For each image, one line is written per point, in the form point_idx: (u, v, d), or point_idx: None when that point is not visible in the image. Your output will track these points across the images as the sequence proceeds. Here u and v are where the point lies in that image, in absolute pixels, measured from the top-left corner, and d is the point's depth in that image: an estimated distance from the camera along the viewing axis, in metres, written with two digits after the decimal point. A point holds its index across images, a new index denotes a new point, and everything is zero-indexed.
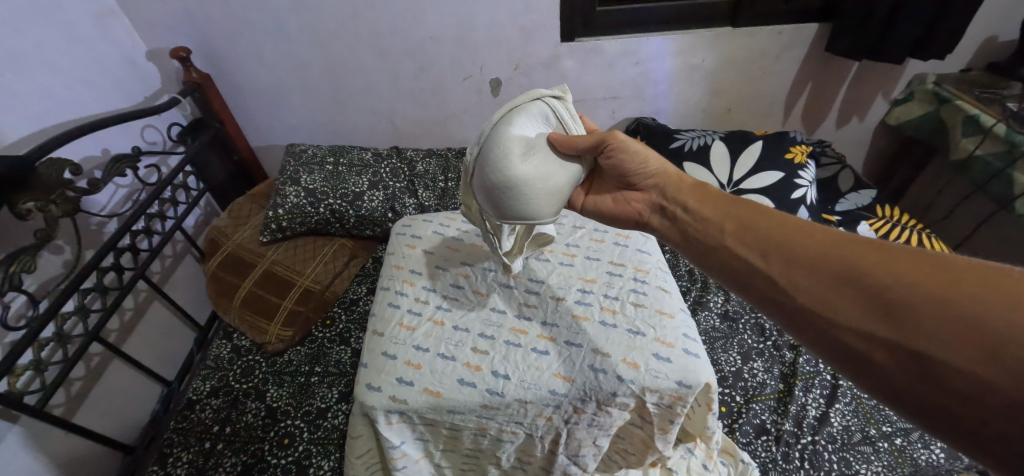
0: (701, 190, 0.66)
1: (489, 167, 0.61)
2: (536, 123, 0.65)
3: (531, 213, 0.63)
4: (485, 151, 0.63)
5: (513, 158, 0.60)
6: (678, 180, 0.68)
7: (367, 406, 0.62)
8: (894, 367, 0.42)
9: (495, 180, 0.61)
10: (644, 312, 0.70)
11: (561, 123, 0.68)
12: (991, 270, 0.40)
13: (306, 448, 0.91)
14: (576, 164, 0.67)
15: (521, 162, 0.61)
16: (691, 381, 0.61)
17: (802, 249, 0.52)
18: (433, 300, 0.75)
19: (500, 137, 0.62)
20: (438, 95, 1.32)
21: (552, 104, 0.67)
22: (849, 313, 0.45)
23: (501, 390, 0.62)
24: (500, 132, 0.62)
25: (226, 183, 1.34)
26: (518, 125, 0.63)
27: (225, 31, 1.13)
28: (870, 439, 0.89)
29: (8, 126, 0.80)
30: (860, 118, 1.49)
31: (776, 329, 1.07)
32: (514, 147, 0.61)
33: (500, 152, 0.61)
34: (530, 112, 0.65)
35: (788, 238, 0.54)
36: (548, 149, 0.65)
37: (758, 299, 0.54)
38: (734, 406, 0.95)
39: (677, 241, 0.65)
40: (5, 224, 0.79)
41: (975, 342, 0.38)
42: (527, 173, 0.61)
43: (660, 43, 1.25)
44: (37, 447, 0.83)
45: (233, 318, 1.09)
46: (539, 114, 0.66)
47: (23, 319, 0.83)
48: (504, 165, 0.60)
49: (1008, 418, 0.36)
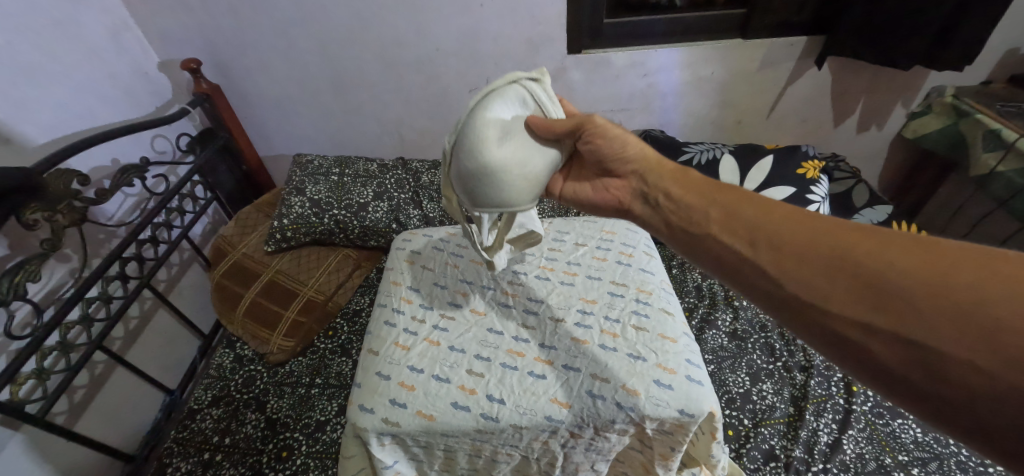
0: (683, 176, 0.63)
1: (465, 156, 0.60)
2: (512, 106, 0.64)
3: (510, 197, 0.61)
4: (462, 139, 0.61)
5: (489, 144, 0.59)
6: (658, 165, 0.65)
7: (360, 428, 0.61)
8: (892, 356, 0.39)
9: (471, 168, 0.60)
10: (646, 336, 0.68)
11: (539, 106, 0.66)
12: (986, 259, 0.38)
13: (304, 461, 0.90)
14: (554, 148, 0.65)
15: (497, 149, 0.60)
16: (694, 410, 0.59)
17: (789, 234, 0.49)
18: (430, 318, 0.73)
19: (475, 123, 0.60)
20: (444, 106, 1.32)
21: (530, 87, 0.66)
22: (841, 301, 0.43)
23: (496, 415, 0.60)
24: (476, 118, 0.61)
25: (233, 191, 1.35)
26: (494, 109, 0.62)
27: (235, 44, 1.14)
28: (886, 469, 0.85)
29: (18, 139, 0.82)
30: (879, 127, 1.45)
31: (787, 350, 1.04)
32: (490, 133, 0.60)
33: (475, 140, 0.60)
34: (505, 96, 0.63)
35: (773, 223, 0.51)
36: (524, 134, 0.63)
37: (749, 290, 0.51)
38: (741, 429, 0.92)
39: (657, 228, 0.63)
40: (12, 232, 0.80)
41: (971, 331, 0.36)
42: (503, 159, 0.59)
43: (669, 55, 1.23)
44: (40, 454, 0.84)
45: (237, 328, 1.08)
46: (515, 98, 0.64)
47: (28, 327, 0.84)
48: (479, 153, 0.59)
49: (1009, 408, 0.34)
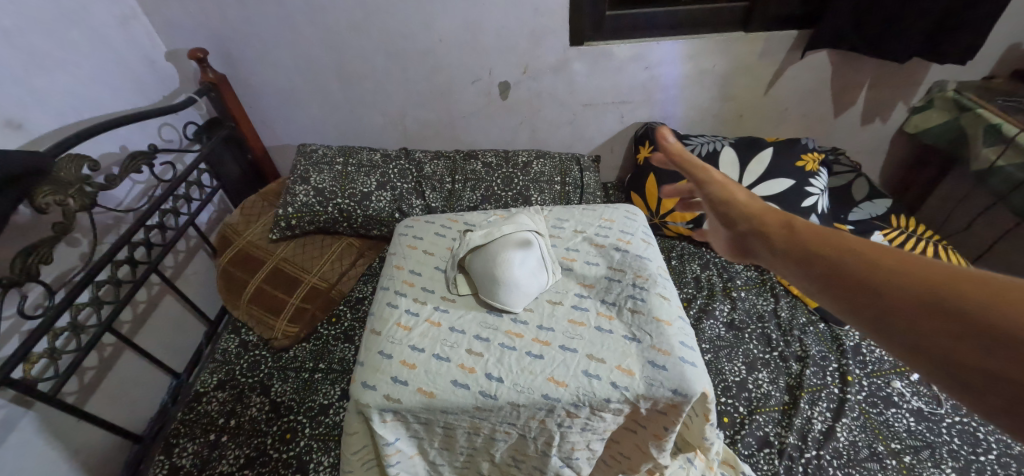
0: (772, 215, 0.55)
1: (480, 270, 0.73)
2: (528, 284, 0.72)
3: (505, 306, 0.71)
4: (481, 261, 0.73)
5: (494, 288, 0.71)
6: (747, 206, 0.58)
7: (362, 404, 0.62)
8: None
9: (479, 277, 0.72)
10: (641, 319, 0.69)
11: (548, 275, 0.75)
12: None
13: (307, 443, 0.93)
14: (546, 276, 0.75)
15: (497, 291, 0.71)
16: (687, 390, 0.61)
17: (914, 284, 0.39)
18: (431, 301, 0.75)
19: (492, 272, 0.71)
20: (447, 97, 1.33)
21: (547, 263, 0.76)
22: (971, 358, 0.35)
23: (494, 392, 0.62)
24: (495, 267, 0.71)
25: (239, 181, 1.37)
26: (509, 280, 0.70)
27: (242, 33, 1.16)
28: (877, 456, 0.87)
29: (30, 125, 0.84)
30: (882, 121, 1.45)
31: (783, 340, 1.06)
32: (496, 287, 0.71)
33: (488, 276, 0.71)
34: (524, 276, 0.72)
35: (876, 262, 0.43)
36: (526, 291, 0.72)
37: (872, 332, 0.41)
38: (736, 416, 0.93)
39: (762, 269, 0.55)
40: (23, 215, 0.82)
41: None
42: (497, 293, 0.71)
43: (671, 47, 1.24)
44: (50, 432, 0.86)
45: (243, 313, 1.11)
46: (532, 275, 0.73)
47: (40, 308, 0.86)
48: (487, 281, 0.71)
49: None
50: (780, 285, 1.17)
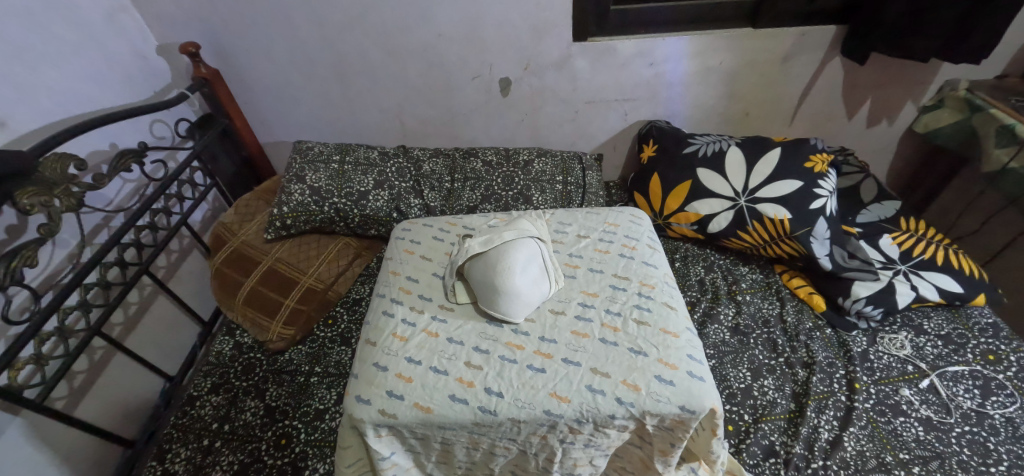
0: None
1: (479, 279, 0.70)
2: (529, 294, 0.69)
3: (505, 317, 0.68)
4: (482, 270, 0.70)
5: (494, 299, 0.68)
6: None
7: (356, 419, 0.60)
8: None
9: (479, 286, 0.70)
10: (647, 331, 0.67)
11: (549, 283, 0.73)
12: None
13: (303, 449, 0.90)
14: (547, 285, 0.72)
15: (497, 302, 0.68)
16: (695, 407, 0.59)
17: None
18: (429, 309, 0.72)
19: (493, 282, 0.68)
20: (447, 94, 1.30)
21: (548, 271, 0.73)
22: None
23: (494, 408, 0.60)
24: (495, 277, 0.68)
25: (234, 179, 1.34)
26: (510, 291, 0.67)
27: (234, 28, 1.12)
28: (886, 467, 0.84)
29: (15, 122, 0.81)
30: (889, 121, 1.42)
31: (789, 346, 1.04)
32: (496, 298, 0.68)
33: (488, 286, 0.68)
34: (525, 286, 0.69)
35: None
36: (528, 302, 0.69)
37: None
38: (741, 425, 0.91)
39: None
40: (8, 217, 0.79)
41: None
42: (498, 304, 0.68)
43: (677, 44, 1.21)
44: (38, 439, 0.84)
45: (237, 315, 1.08)
46: (533, 285, 0.70)
47: (26, 312, 0.83)
48: (487, 292, 0.68)
49: None
50: (786, 289, 1.15)
